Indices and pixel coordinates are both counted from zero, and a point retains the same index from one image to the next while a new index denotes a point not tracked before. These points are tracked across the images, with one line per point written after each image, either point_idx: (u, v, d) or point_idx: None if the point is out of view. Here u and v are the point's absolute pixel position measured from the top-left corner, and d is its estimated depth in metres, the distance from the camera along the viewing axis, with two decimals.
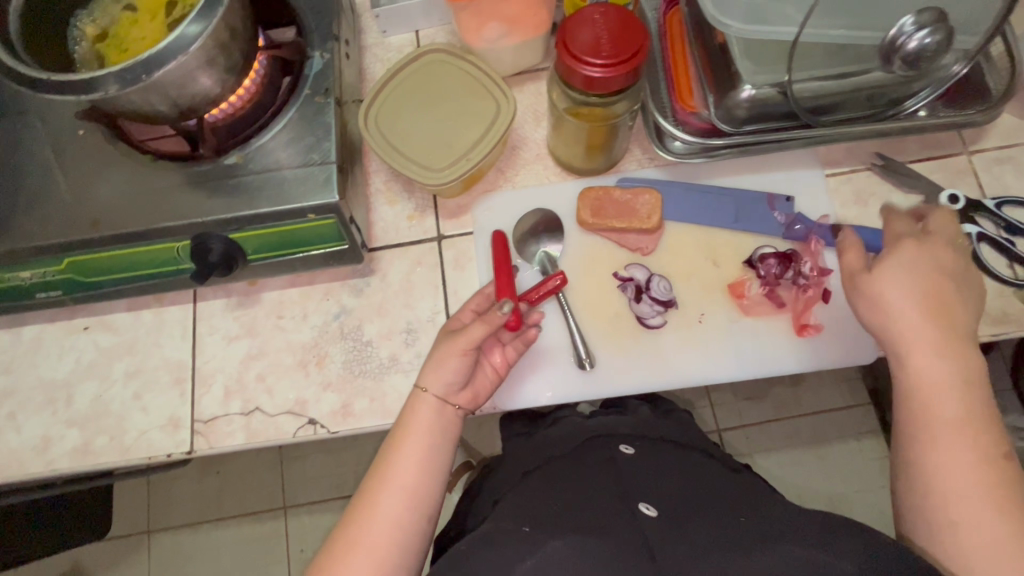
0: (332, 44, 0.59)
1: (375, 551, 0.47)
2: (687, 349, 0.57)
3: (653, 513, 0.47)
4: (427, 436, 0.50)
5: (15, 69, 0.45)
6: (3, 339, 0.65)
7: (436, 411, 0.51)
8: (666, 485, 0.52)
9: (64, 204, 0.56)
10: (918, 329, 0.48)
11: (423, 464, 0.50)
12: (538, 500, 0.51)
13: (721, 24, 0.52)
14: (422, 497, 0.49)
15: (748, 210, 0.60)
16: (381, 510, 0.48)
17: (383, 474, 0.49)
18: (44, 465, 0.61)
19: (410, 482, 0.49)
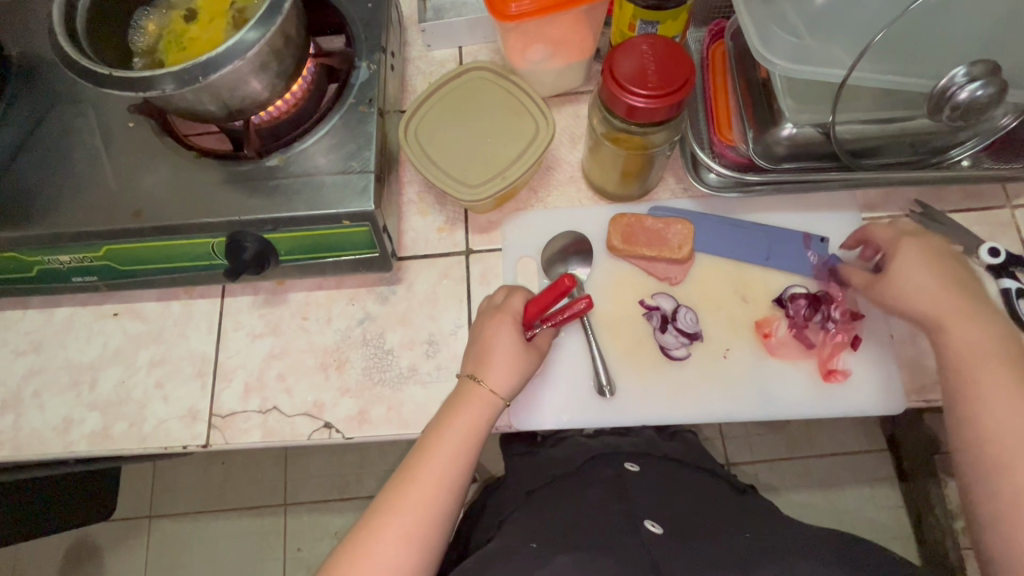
0: (380, 55, 0.60)
1: (404, 540, 0.46)
2: (709, 384, 0.56)
3: (657, 529, 0.48)
4: (477, 431, 0.51)
5: (78, 61, 0.47)
6: (37, 319, 0.66)
7: (490, 409, 0.52)
8: (669, 507, 0.53)
9: (107, 192, 0.57)
10: (935, 300, 0.49)
11: (460, 459, 0.50)
12: (540, 519, 0.51)
13: (768, 62, 0.51)
14: (458, 491, 0.49)
15: (779, 246, 0.60)
16: (418, 494, 0.48)
17: (426, 459, 0.49)
18: (63, 446, 0.62)
19: (449, 472, 0.49)
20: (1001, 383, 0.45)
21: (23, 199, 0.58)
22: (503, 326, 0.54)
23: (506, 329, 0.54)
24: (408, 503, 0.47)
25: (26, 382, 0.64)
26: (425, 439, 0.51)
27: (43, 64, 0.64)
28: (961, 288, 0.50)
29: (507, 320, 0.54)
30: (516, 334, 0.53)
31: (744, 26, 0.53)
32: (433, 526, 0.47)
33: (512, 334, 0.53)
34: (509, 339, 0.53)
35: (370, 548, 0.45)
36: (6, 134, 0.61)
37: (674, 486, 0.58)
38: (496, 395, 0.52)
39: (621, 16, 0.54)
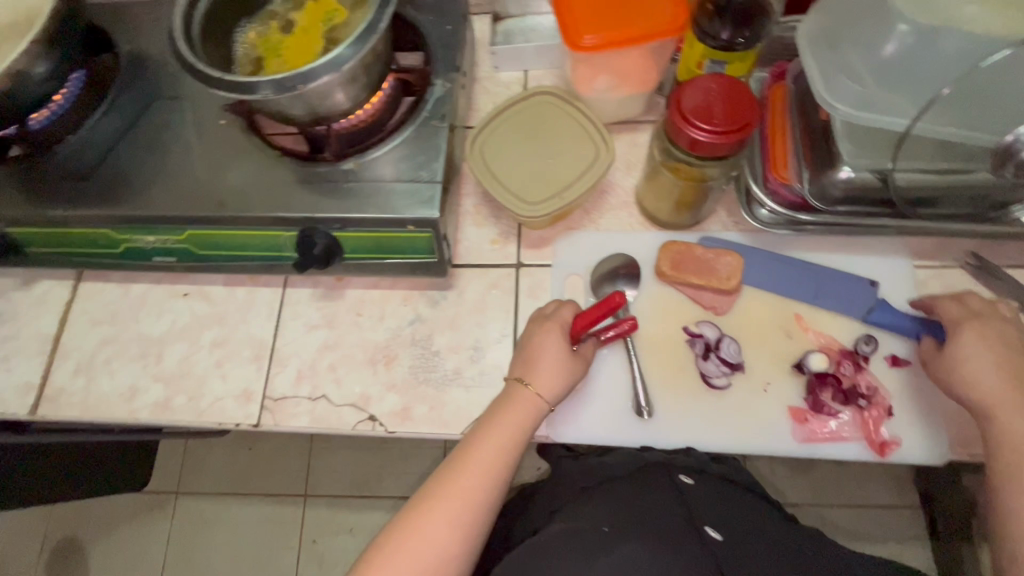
0: (454, 75, 0.64)
1: (452, 520, 0.50)
2: (748, 416, 0.57)
3: (717, 536, 0.55)
4: (521, 429, 0.53)
5: (193, 63, 0.52)
6: (115, 292, 0.72)
7: (536, 409, 0.54)
8: (720, 517, 0.58)
9: (196, 181, 0.62)
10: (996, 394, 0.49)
11: (508, 453, 0.53)
12: (611, 512, 0.56)
13: (830, 107, 0.54)
14: (502, 481, 0.52)
15: (829, 289, 0.60)
16: (469, 482, 0.51)
17: (476, 450, 0.52)
18: (127, 412, 0.66)
19: (496, 464, 0.52)
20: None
21: (121, 182, 0.63)
22: (554, 333, 0.56)
23: (556, 337, 0.56)
24: (459, 488, 0.51)
25: (100, 349, 0.69)
26: (477, 429, 0.54)
27: (150, 61, 0.70)
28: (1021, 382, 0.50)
29: (554, 328, 0.56)
30: (564, 344, 0.56)
31: (809, 71, 0.55)
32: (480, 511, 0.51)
33: (559, 341, 0.55)
34: (559, 348, 0.55)
35: (426, 527, 0.50)
36: (111, 123, 0.67)
37: (725, 497, 0.62)
38: (541, 398, 0.54)
39: (690, 54, 0.56)
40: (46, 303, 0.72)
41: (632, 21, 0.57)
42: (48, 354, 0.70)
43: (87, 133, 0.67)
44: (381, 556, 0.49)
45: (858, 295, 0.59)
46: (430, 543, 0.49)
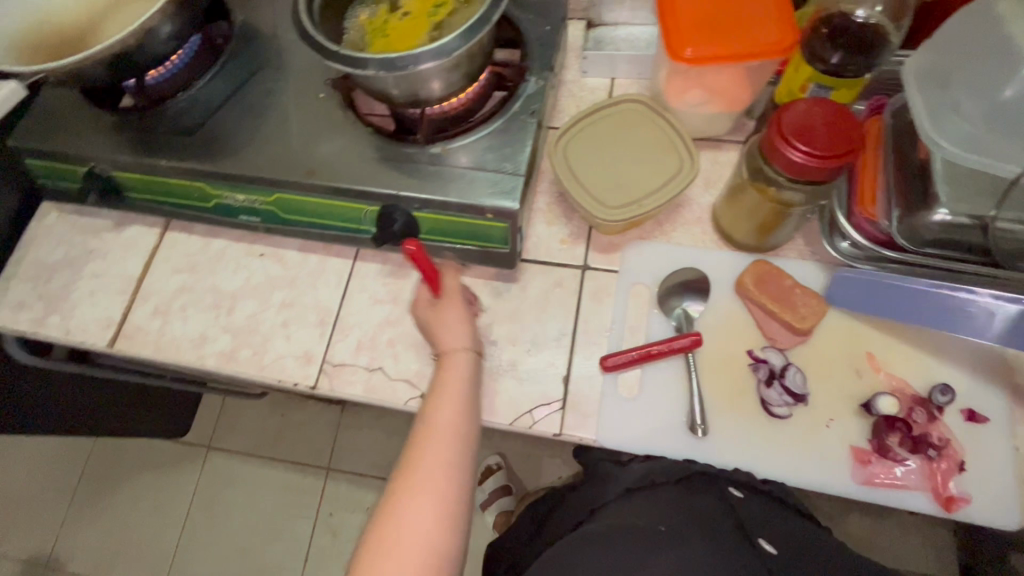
0: (548, 74, 0.65)
1: (433, 486, 0.53)
2: (808, 447, 0.56)
3: (772, 548, 0.57)
4: (460, 388, 0.58)
5: (312, 35, 0.55)
6: (197, 244, 0.76)
7: (464, 362, 0.59)
8: (770, 524, 0.60)
9: (291, 148, 0.65)
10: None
11: (447, 406, 0.57)
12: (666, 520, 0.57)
13: (934, 141, 0.53)
14: (467, 443, 0.56)
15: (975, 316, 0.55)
16: (446, 446, 0.55)
17: (433, 412, 0.56)
18: (196, 357, 0.69)
19: (453, 424, 0.56)
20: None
21: (223, 140, 0.67)
22: (428, 308, 0.62)
23: (434, 308, 0.62)
24: (433, 452, 0.54)
25: (177, 295, 0.73)
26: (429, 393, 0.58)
27: (261, 33, 0.74)
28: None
29: (448, 299, 0.62)
30: (456, 304, 0.62)
31: (915, 105, 0.54)
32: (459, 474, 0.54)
33: (457, 311, 0.61)
34: (454, 310, 0.62)
35: (418, 490, 0.53)
36: (219, 85, 0.71)
37: (776, 511, 0.62)
38: (469, 351, 0.59)
39: (794, 77, 0.59)
40: (134, 246, 0.77)
41: (740, 39, 0.56)
42: (130, 294, 0.74)
43: (196, 92, 0.71)
44: (386, 522, 0.52)
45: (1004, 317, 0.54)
46: (426, 509, 0.52)
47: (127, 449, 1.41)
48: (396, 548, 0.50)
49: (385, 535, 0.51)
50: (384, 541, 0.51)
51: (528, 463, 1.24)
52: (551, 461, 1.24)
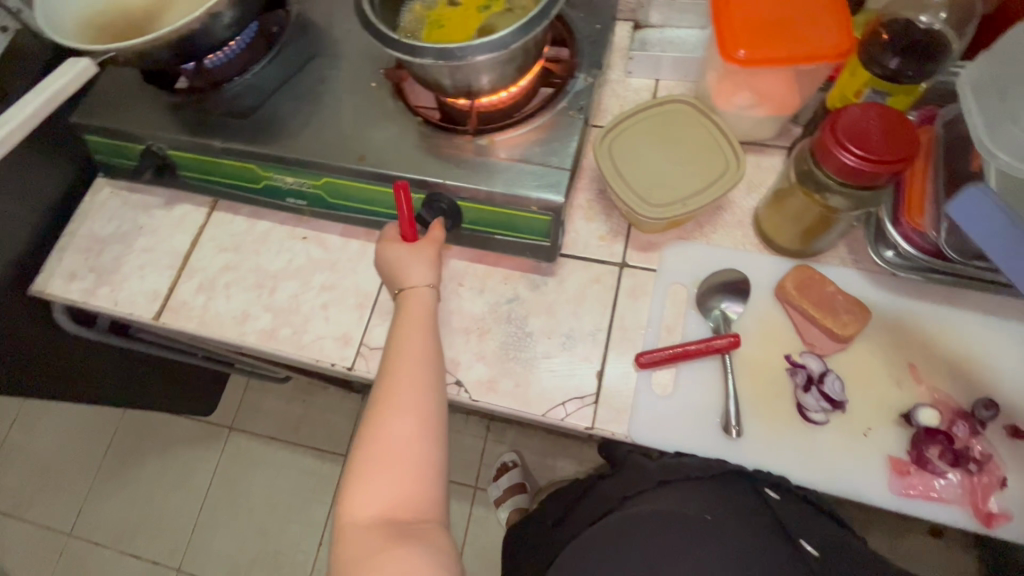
0: (597, 72, 0.66)
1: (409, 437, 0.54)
2: (844, 456, 0.55)
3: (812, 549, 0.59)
4: (424, 318, 0.60)
5: (373, 24, 0.56)
6: (242, 225, 0.78)
7: (429, 298, 0.62)
8: (813, 521, 0.60)
9: (341, 134, 0.67)
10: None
11: (423, 357, 0.58)
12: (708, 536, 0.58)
13: (991, 155, 0.53)
14: (435, 366, 0.58)
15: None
16: (414, 367, 0.57)
17: (398, 348, 0.58)
18: (237, 333, 0.72)
19: (424, 350, 0.58)
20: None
21: (276, 124, 0.69)
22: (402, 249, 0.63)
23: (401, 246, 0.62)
24: (404, 376, 0.56)
25: (222, 273, 0.76)
26: (392, 341, 0.59)
27: (315, 22, 0.77)
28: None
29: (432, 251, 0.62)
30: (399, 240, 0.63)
31: (972, 117, 0.55)
32: (425, 400, 0.55)
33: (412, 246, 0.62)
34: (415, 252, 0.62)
35: (397, 410, 0.54)
36: (273, 71, 0.73)
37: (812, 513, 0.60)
38: (428, 288, 0.61)
39: (850, 82, 0.59)
40: (182, 224, 0.79)
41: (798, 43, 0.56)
42: (176, 270, 0.77)
43: (251, 77, 0.73)
44: (368, 443, 0.53)
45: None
46: (404, 427, 0.54)
47: (154, 424, 1.45)
48: (382, 462, 0.52)
49: (370, 453, 0.53)
50: (373, 457, 0.53)
51: (544, 462, 1.25)
52: (567, 462, 1.24)
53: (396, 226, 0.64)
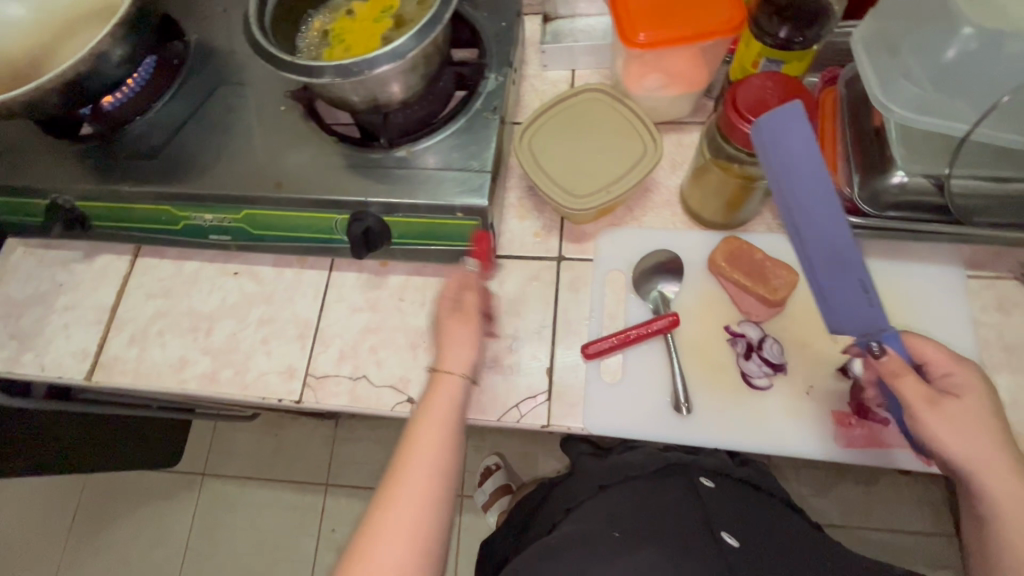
0: (507, 70, 0.65)
1: (409, 533, 0.51)
2: (789, 418, 0.56)
3: (735, 542, 0.55)
4: (448, 410, 0.56)
5: (264, 48, 0.55)
6: (169, 268, 0.75)
7: (458, 389, 0.57)
8: (740, 525, 0.58)
9: (255, 163, 0.65)
10: (984, 425, 0.47)
11: (443, 450, 0.54)
12: (632, 514, 0.56)
13: (886, 109, 0.54)
14: (456, 454, 0.55)
15: (838, 261, 0.50)
16: (431, 455, 0.54)
17: (415, 437, 0.55)
18: (176, 382, 0.68)
19: (438, 439, 0.55)
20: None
21: (186, 161, 0.66)
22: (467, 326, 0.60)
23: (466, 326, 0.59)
24: (416, 461, 0.53)
25: (153, 321, 0.72)
26: (411, 426, 0.56)
27: (216, 50, 0.74)
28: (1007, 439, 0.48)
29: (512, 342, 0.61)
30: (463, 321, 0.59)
31: (866, 75, 0.55)
32: (431, 494, 0.52)
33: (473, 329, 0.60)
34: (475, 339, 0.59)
35: (403, 492, 0.52)
36: (178, 106, 0.70)
37: (743, 497, 0.63)
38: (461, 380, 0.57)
39: (746, 53, 0.59)
40: (105, 275, 0.75)
41: (689, 23, 0.58)
42: (104, 324, 0.73)
43: (154, 115, 0.70)
44: (370, 522, 0.51)
45: (858, 288, 0.50)
46: (407, 509, 0.51)
47: (119, 484, 1.39)
48: (377, 544, 0.50)
49: (369, 533, 0.51)
50: (368, 539, 0.50)
51: (526, 460, 1.24)
52: (548, 456, 1.25)
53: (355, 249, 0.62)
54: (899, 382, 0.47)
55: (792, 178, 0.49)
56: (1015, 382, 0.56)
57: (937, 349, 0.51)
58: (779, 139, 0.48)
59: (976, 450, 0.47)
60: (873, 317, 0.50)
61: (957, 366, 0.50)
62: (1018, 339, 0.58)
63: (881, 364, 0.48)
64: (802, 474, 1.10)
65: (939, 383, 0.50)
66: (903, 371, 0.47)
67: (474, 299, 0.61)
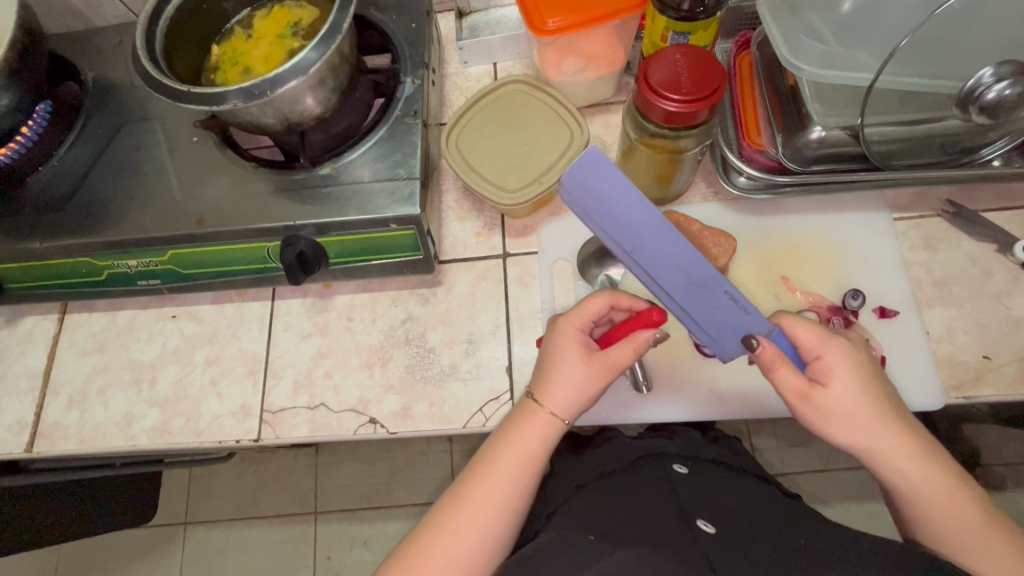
0: (423, 71, 0.64)
1: (458, 560, 0.49)
2: (738, 378, 0.62)
3: (711, 529, 0.50)
4: (535, 452, 0.52)
5: (158, 80, 0.52)
6: (102, 321, 0.71)
7: (551, 429, 0.53)
8: (722, 511, 0.54)
9: (173, 201, 0.62)
10: (857, 409, 0.47)
11: (524, 476, 0.52)
12: (599, 515, 0.54)
13: (795, 67, 0.55)
14: (527, 491, 0.52)
15: (698, 287, 0.49)
16: (493, 488, 0.51)
17: (496, 462, 0.52)
18: (126, 440, 0.65)
19: (520, 478, 0.51)
20: (930, 478, 0.47)
21: (98, 207, 0.63)
22: (575, 351, 0.53)
23: (575, 355, 0.53)
24: (481, 493, 0.51)
25: (92, 380, 0.68)
26: (491, 444, 0.53)
27: (118, 86, 0.70)
28: (883, 412, 0.47)
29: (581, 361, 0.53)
30: (583, 360, 0.52)
31: (773, 37, 0.56)
32: (503, 518, 0.50)
33: (588, 373, 0.52)
34: (578, 367, 0.52)
35: (454, 522, 0.50)
36: (83, 150, 0.66)
37: (718, 472, 0.64)
38: (563, 424, 0.53)
39: (654, 29, 0.60)
40: (32, 338, 0.71)
41: (590, 6, 0.59)
42: (38, 390, 0.68)
43: (58, 163, 0.66)
44: (413, 550, 0.50)
45: (726, 305, 0.50)
46: (457, 537, 0.49)
47: (95, 549, 1.31)
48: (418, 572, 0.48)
49: (410, 555, 0.49)
50: (407, 564, 0.49)
51: None
52: None
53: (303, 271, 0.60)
54: (774, 374, 0.48)
55: (619, 223, 0.49)
56: (948, 313, 0.59)
57: (814, 337, 0.49)
58: (588, 190, 0.49)
59: (851, 434, 0.47)
60: (750, 325, 0.50)
61: (828, 348, 0.48)
62: (947, 271, 0.60)
63: (760, 354, 0.48)
64: (777, 426, 1.13)
65: (812, 369, 0.49)
66: (782, 361, 0.47)
67: (573, 334, 0.54)
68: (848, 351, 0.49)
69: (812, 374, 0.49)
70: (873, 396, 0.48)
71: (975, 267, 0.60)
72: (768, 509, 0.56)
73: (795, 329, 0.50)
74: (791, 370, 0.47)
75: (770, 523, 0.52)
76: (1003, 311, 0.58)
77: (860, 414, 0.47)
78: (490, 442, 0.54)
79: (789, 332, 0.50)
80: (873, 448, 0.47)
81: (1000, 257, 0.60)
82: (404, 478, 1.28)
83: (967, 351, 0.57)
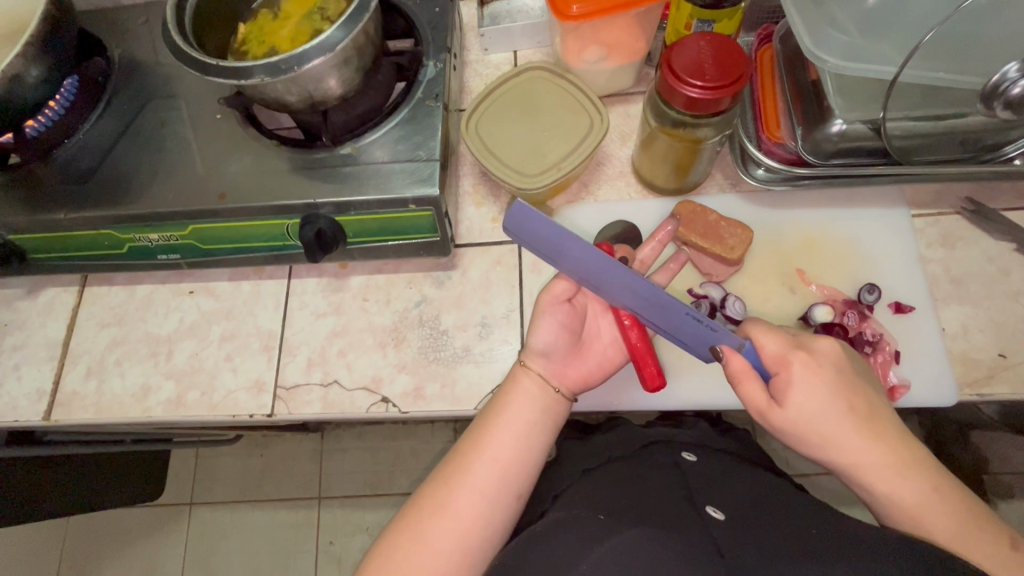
0: (445, 55, 0.65)
1: (460, 534, 0.49)
2: None
3: (720, 515, 0.50)
4: (529, 412, 0.54)
5: (188, 54, 0.52)
6: (121, 294, 0.72)
7: (537, 390, 0.55)
8: (729, 498, 0.53)
9: (196, 175, 0.62)
10: (818, 423, 0.47)
11: (519, 447, 0.52)
12: (608, 497, 0.53)
13: (819, 58, 0.54)
14: (525, 461, 0.52)
15: (659, 309, 0.52)
16: (491, 455, 0.51)
17: (485, 424, 0.54)
18: (142, 410, 0.66)
19: (517, 451, 0.52)
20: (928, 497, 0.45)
21: (121, 181, 0.63)
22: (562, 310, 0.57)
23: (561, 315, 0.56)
24: (481, 462, 0.51)
25: (109, 351, 0.69)
26: (488, 414, 0.54)
27: (145, 64, 0.71)
28: (858, 423, 0.47)
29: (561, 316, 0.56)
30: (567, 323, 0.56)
31: (797, 28, 0.56)
32: (498, 488, 0.51)
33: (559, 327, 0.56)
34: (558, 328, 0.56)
35: (450, 502, 0.50)
36: (109, 124, 0.67)
37: (727, 459, 0.64)
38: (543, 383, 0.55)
39: (678, 17, 0.60)
40: (52, 310, 0.72)
41: None
42: (57, 360, 0.69)
43: (83, 136, 0.67)
44: (412, 520, 0.50)
45: (690, 323, 0.52)
46: (455, 515, 0.49)
47: (101, 526, 1.33)
48: (421, 541, 0.48)
49: (405, 530, 0.49)
50: (405, 542, 0.49)
51: None
52: None
53: (322, 248, 0.60)
54: (739, 388, 0.50)
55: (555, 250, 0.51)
56: (965, 312, 0.59)
57: (770, 351, 0.50)
58: (531, 233, 0.51)
59: (810, 447, 0.48)
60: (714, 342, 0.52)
61: (789, 362, 0.48)
62: (965, 269, 0.60)
63: (729, 366, 0.50)
64: None
65: (774, 385, 0.49)
66: (746, 376, 0.49)
67: (562, 283, 0.56)
68: (810, 364, 0.48)
69: (774, 390, 0.49)
70: (835, 410, 0.47)
71: (993, 265, 0.60)
72: (772, 495, 0.55)
73: (762, 340, 0.51)
74: (755, 386, 0.49)
75: (778, 509, 0.52)
76: (1021, 309, 0.58)
77: (818, 432, 0.47)
78: (489, 412, 0.55)
79: (756, 343, 0.51)
80: (851, 468, 0.47)
81: (1017, 256, 0.60)
82: (408, 467, 1.29)
83: (982, 350, 0.57)
